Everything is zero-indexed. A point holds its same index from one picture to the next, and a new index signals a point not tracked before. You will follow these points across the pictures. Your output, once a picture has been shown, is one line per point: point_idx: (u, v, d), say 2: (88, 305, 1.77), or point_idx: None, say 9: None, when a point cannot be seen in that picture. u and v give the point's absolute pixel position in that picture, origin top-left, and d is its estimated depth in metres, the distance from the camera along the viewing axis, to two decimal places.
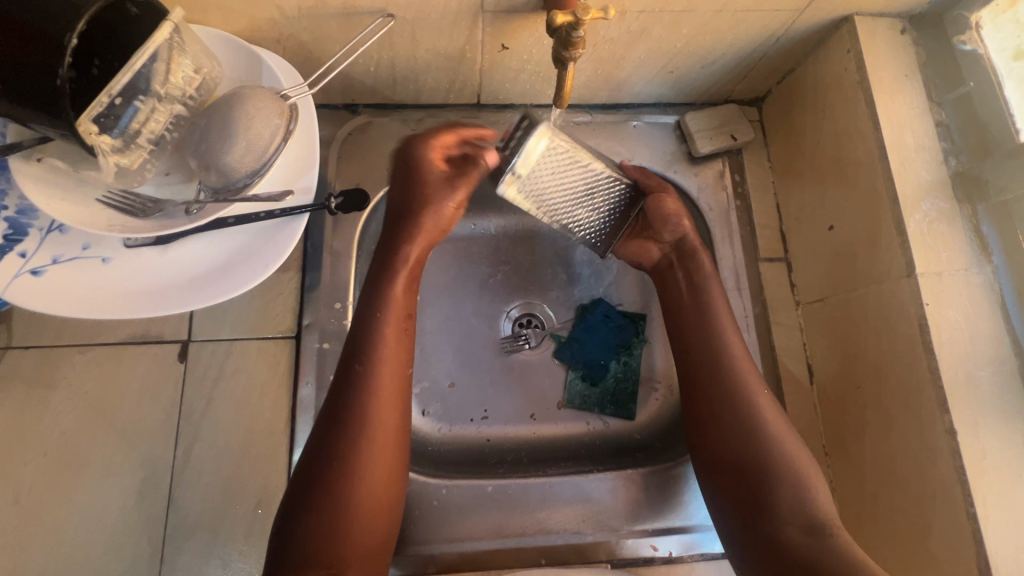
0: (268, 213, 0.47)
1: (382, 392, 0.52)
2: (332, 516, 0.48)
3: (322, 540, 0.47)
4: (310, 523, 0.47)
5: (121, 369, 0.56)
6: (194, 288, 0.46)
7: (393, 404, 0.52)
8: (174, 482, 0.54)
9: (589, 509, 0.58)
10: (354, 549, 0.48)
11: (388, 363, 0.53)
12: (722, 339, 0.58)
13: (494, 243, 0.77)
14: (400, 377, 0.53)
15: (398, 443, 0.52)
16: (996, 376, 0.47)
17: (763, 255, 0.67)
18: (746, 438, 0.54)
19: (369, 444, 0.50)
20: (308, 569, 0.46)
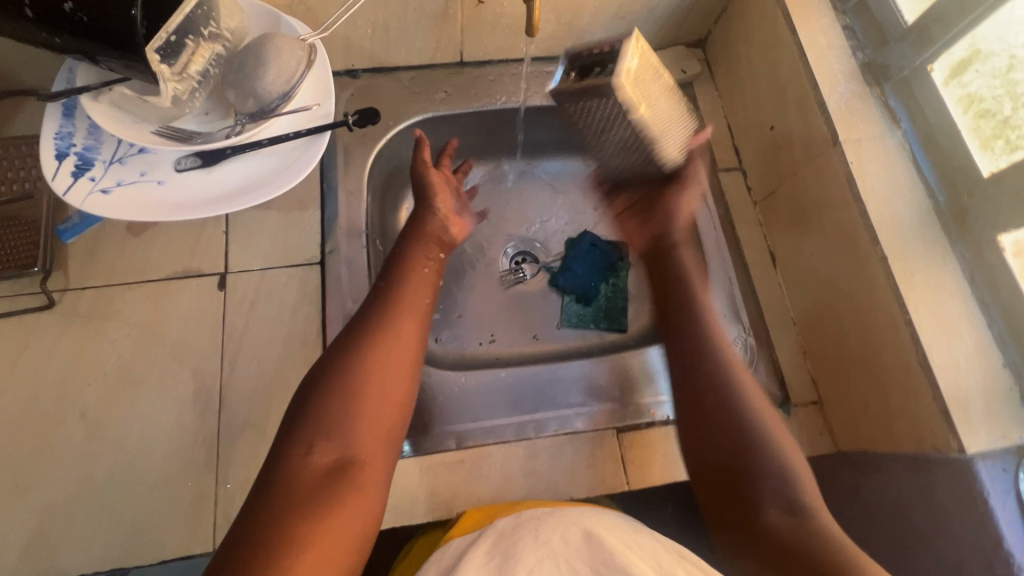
0: (296, 133, 0.56)
1: (407, 302, 0.59)
2: (347, 402, 0.50)
3: (338, 418, 0.50)
4: (336, 402, 0.50)
5: (168, 300, 0.64)
6: (238, 197, 0.55)
7: (415, 313, 0.59)
8: (223, 389, 0.61)
9: (592, 386, 0.65)
10: (365, 440, 0.50)
11: (411, 285, 0.61)
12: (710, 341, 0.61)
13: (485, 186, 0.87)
14: (424, 300, 0.61)
15: (413, 352, 0.56)
16: (915, 213, 0.57)
17: (721, 167, 0.77)
18: (727, 437, 0.55)
19: (390, 345, 0.54)
20: (320, 446, 0.48)
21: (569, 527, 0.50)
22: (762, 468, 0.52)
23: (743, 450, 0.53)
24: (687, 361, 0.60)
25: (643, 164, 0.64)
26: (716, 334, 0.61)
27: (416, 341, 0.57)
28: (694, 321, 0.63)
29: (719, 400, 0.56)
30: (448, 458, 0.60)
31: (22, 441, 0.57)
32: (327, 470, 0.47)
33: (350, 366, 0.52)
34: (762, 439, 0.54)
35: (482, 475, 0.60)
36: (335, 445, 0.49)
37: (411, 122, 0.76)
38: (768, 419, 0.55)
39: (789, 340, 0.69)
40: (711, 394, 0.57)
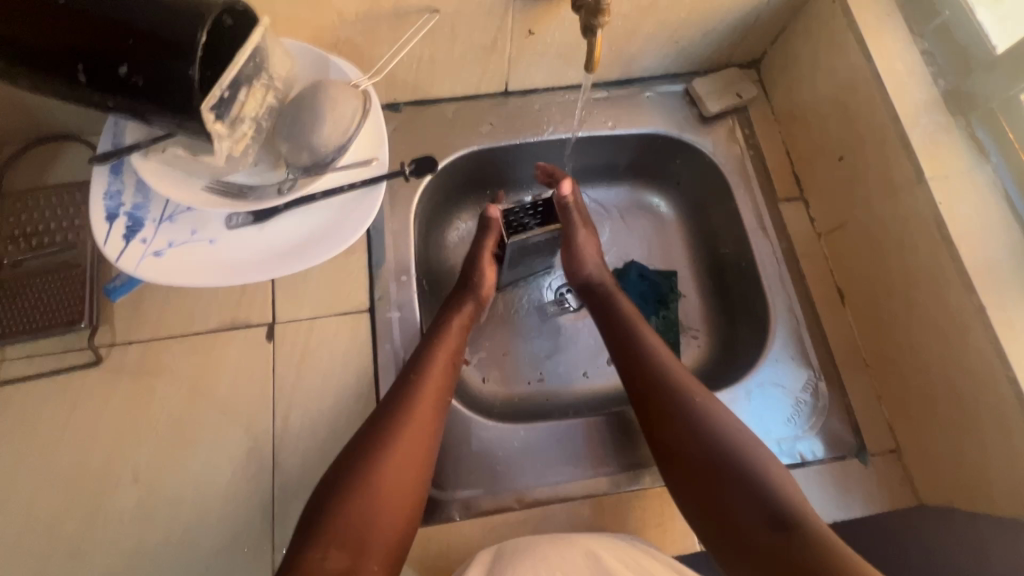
0: (351, 185, 0.53)
1: (430, 394, 0.58)
2: (360, 498, 0.51)
3: (354, 523, 0.50)
4: (351, 504, 0.50)
5: (216, 353, 0.62)
6: (293, 255, 0.52)
7: (433, 409, 0.57)
8: (276, 447, 0.59)
9: None
10: (381, 540, 0.50)
11: (433, 375, 0.59)
12: (673, 377, 0.60)
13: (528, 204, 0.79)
14: (444, 386, 0.59)
15: (430, 448, 0.56)
16: (1013, 256, 0.53)
17: (780, 196, 0.73)
18: (705, 470, 0.53)
19: (408, 437, 0.54)
20: (332, 552, 0.48)
21: (570, 547, 0.51)
22: (747, 503, 0.51)
23: (720, 484, 0.52)
24: (654, 415, 0.58)
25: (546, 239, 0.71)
26: (684, 394, 0.58)
27: (435, 436, 0.56)
28: (653, 363, 0.61)
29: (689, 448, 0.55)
30: (514, 516, 0.58)
31: (75, 506, 0.55)
32: (340, 573, 0.47)
33: (367, 468, 0.52)
34: (741, 475, 0.52)
35: (548, 535, 0.57)
36: (346, 549, 0.48)
37: (455, 156, 0.73)
38: (747, 449, 0.54)
39: (862, 382, 0.65)
40: (682, 432, 0.56)
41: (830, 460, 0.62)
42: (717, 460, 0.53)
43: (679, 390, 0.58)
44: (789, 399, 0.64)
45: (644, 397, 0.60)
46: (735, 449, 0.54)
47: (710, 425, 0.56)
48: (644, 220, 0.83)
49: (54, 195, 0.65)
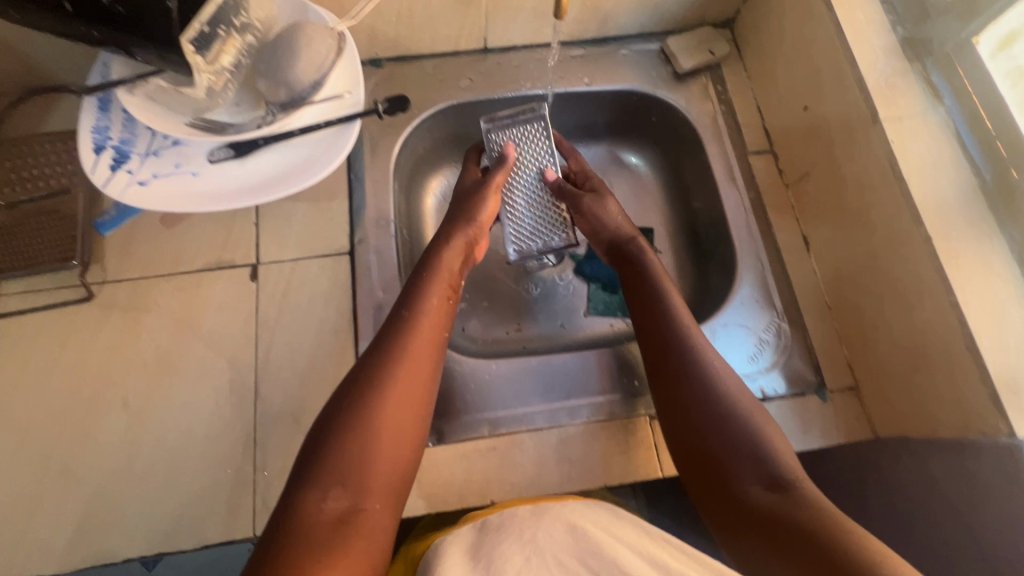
0: (328, 122, 0.56)
1: (429, 339, 0.57)
2: (358, 436, 0.50)
3: (350, 464, 0.49)
4: (348, 441, 0.49)
5: (202, 291, 0.65)
6: (272, 187, 0.55)
7: (430, 353, 0.57)
8: (259, 378, 0.62)
9: (621, 371, 0.65)
10: (378, 481, 0.49)
11: (428, 316, 0.58)
12: (682, 325, 0.59)
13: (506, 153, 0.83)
14: (439, 331, 0.59)
15: (428, 392, 0.55)
16: (960, 192, 0.55)
17: (751, 150, 0.75)
18: (707, 419, 0.54)
19: (407, 379, 0.54)
20: (332, 493, 0.47)
21: (549, 521, 0.50)
22: (752, 458, 0.51)
23: (723, 433, 0.53)
24: (659, 369, 0.58)
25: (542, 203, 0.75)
26: (692, 342, 0.58)
27: (432, 383, 0.56)
28: (665, 308, 0.61)
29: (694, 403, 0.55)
30: (484, 443, 0.61)
31: (66, 431, 0.58)
32: (337, 514, 0.46)
33: (365, 407, 0.51)
34: (745, 424, 0.53)
35: (515, 462, 0.60)
36: (346, 490, 0.48)
37: (435, 110, 0.76)
38: (747, 409, 0.54)
39: (824, 324, 0.67)
40: (688, 380, 0.56)
41: (790, 395, 0.65)
42: (717, 412, 0.54)
43: (688, 338, 0.58)
44: (752, 339, 0.67)
45: (654, 346, 0.60)
46: (737, 401, 0.54)
47: (713, 373, 0.56)
48: (622, 177, 0.85)
49: (47, 143, 0.68)
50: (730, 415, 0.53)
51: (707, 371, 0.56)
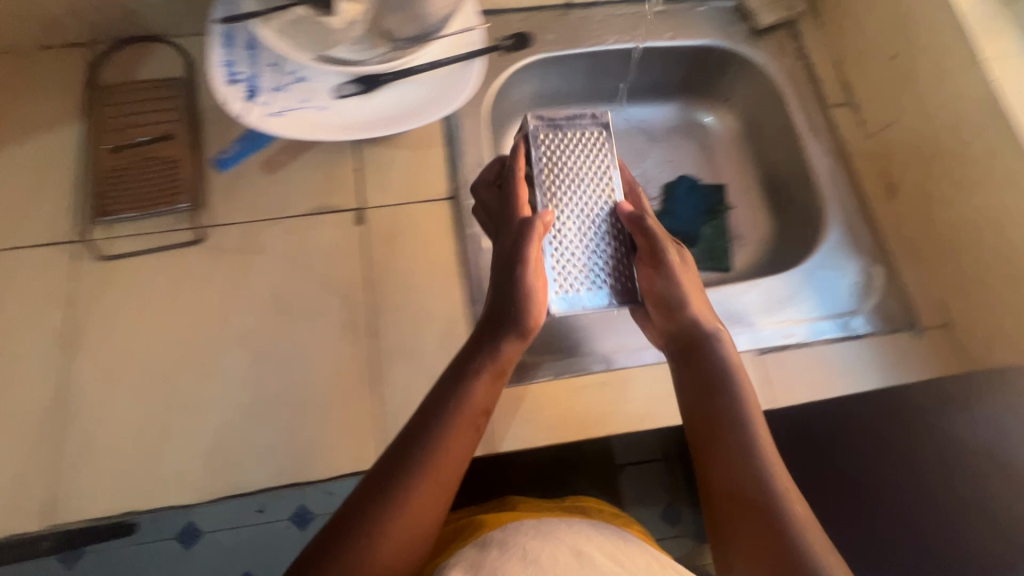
0: (451, 59, 0.57)
1: (462, 432, 0.49)
2: (370, 538, 0.44)
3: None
4: (387, 520, 0.45)
5: (310, 234, 0.65)
6: (397, 120, 0.56)
7: (468, 438, 0.49)
8: (373, 318, 0.62)
9: (721, 311, 0.67)
10: None
11: (474, 396, 0.50)
12: (745, 416, 0.52)
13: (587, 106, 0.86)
14: (482, 409, 0.51)
15: (453, 489, 0.48)
16: None
17: (831, 102, 0.77)
18: (738, 498, 0.48)
19: (431, 479, 0.47)
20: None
21: (558, 542, 0.43)
22: (778, 531, 0.45)
23: (763, 548, 0.45)
24: (706, 438, 0.52)
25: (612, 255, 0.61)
26: (754, 443, 0.50)
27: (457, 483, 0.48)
28: (727, 394, 0.53)
29: (732, 472, 0.49)
30: (597, 379, 0.62)
31: (187, 368, 0.59)
32: None
33: (380, 509, 0.45)
34: (791, 540, 0.44)
35: (629, 396, 0.61)
36: None
37: (523, 64, 0.77)
38: (800, 518, 0.46)
39: (914, 266, 0.69)
40: (736, 466, 0.49)
41: (886, 333, 0.66)
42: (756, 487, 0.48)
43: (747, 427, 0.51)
44: (843, 284, 0.69)
45: (706, 431, 0.52)
46: (784, 502, 0.47)
47: (770, 476, 0.48)
48: (694, 137, 0.89)
49: (141, 92, 0.69)
50: (783, 527, 0.45)
51: (750, 448, 0.50)
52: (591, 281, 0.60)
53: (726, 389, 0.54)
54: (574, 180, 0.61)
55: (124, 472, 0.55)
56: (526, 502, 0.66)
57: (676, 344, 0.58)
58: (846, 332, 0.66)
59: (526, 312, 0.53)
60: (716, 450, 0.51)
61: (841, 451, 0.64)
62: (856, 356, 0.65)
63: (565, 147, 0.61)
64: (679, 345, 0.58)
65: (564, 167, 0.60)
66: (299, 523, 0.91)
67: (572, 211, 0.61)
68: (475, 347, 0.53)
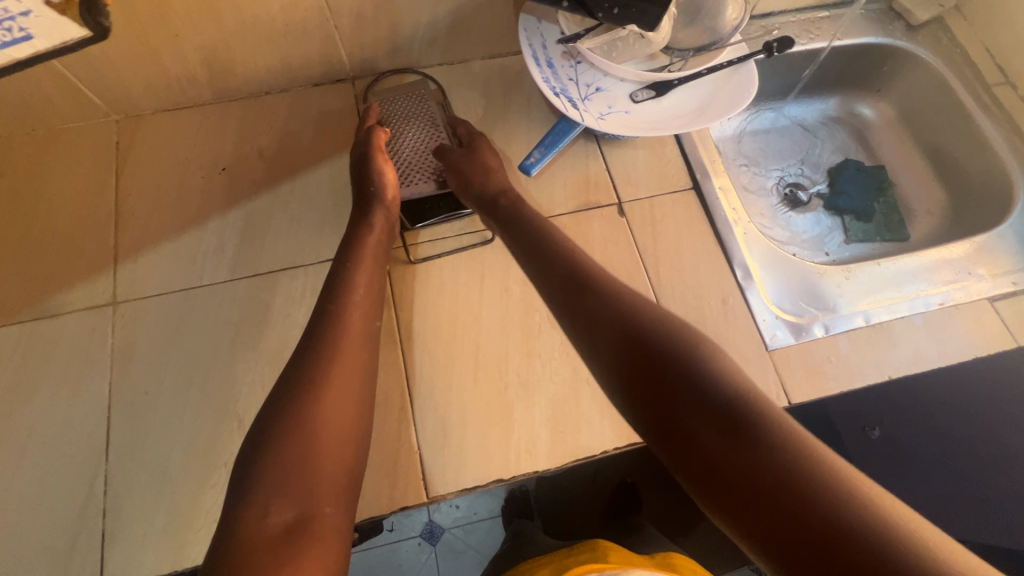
0: (729, 62, 0.66)
1: (351, 335, 0.56)
2: (302, 445, 0.48)
3: (299, 466, 0.47)
4: (288, 448, 0.47)
5: (583, 228, 0.74)
6: (692, 117, 0.64)
7: (355, 374, 0.54)
8: (656, 297, 0.71)
9: (952, 267, 0.74)
10: (322, 483, 0.48)
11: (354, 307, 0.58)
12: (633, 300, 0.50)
13: (759, 103, 0.97)
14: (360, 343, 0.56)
15: (356, 413, 0.53)
16: None
17: (990, 83, 0.88)
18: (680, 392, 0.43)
19: (331, 398, 0.51)
20: (275, 503, 0.45)
21: None
22: (699, 409, 0.41)
23: (702, 402, 0.41)
24: (630, 360, 0.46)
25: (418, 163, 0.73)
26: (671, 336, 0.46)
27: (358, 408, 0.53)
28: (614, 291, 0.51)
29: (664, 395, 0.43)
30: (864, 329, 0.69)
31: (511, 349, 0.67)
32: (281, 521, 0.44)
33: (308, 413, 0.49)
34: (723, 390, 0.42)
35: (893, 342, 0.69)
36: (290, 497, 0.46)
37: None
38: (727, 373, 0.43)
39: None
40: (651, 352, 0.45)
41: None
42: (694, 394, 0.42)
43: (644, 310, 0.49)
44: None
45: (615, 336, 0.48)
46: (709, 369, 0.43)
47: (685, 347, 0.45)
48: (854, 126, 0.99)
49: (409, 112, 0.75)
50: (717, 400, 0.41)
51: (701, 359, 0.44)
52: (417, 177, 0.72)
53: (659, 318, 0.48)
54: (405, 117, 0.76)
55: (484, 445, 0.62)
56: (618, 550, 0.63)
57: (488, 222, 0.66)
58: None
59: (564, 242, 0.59)
60: (652, 378, 0.44)
61: (907, 420, 0.67)
62: None
63: (393, 97, 0.77)
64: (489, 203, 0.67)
65: (394, 107, 0.76)
66: (433, 546, 0.76)
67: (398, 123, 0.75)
68: (571, 303, 0.53)
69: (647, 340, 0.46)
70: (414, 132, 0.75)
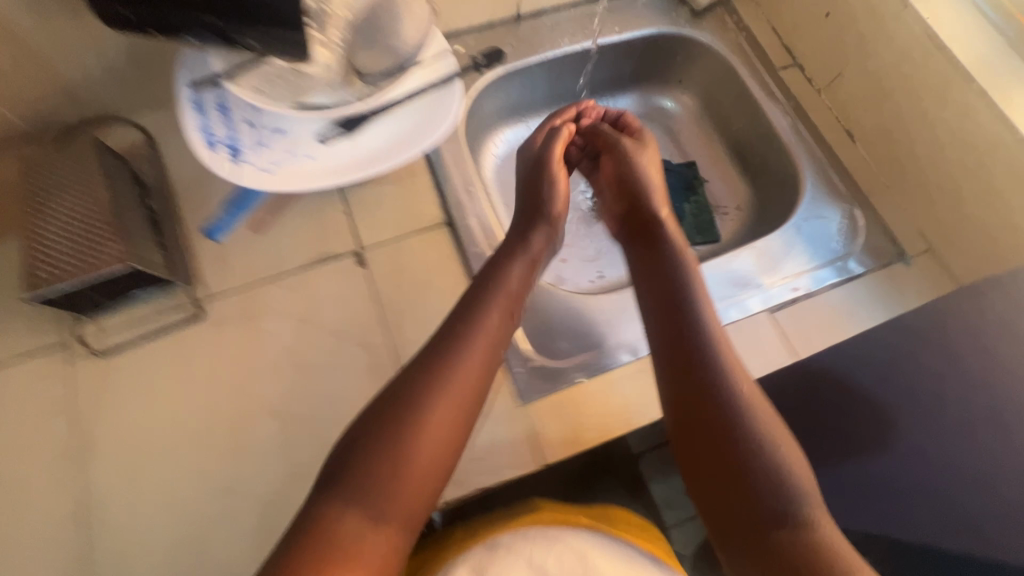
0: (429, 85, 0.57)
1: (490, 328, 0.53)
2: (385, 461, 0.44)
3: (391, 477, 0.44)
4: (378, 456, 0.44)
5: (313, 285, 0.64)
6: (388, 156, 0.55)
7: (471, 377, 0.49)
8: (396, 358, 0.61)
9: (731, 281, 0.69)
10: (393, 517, 0.44)
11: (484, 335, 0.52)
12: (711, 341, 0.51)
13: (554, 107, 0.88)
14: (486, 362, 0.51)
15: (460, 425, 0.48)
16: (994, 49, 0.62)
17: (778, 66, 0.82)
18: (743, 433, 0.45)
19: (473, 363, 0.50)
20: (351, 511, 0.43)
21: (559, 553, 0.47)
22: (753, 506, 0.43)
23: (762, 474, 0.43)
24: (707, 437, 0.46)
25: (84, 234, 0.54)
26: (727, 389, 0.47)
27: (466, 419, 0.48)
28: (691, 314, 0.53)
29: (766, 474, 0.43)
30: (629, 366, 0.62)
31: (220, 446, 0.57)
32: (355, 536, 0.42)
33: (403, 406, 0.46)
34: (781, 459, 0.44)
35: None
36: (341, 553, 0.41)
37: (487, 81, 0.78)
38: (785, 450, 0.44)
39: (888, 200, 0.74)
40: (719, 394, 0.47)
41: (879, 268, 0.70)
42: (775, 493, 0.43)
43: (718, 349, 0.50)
44: (831, 229, 0.72)
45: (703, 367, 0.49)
46: (778, 441, 0.45)
47: (753, 413, 0.46)
48: (660, 122, 0.92)
49: (61, 171, 0.57)
50: (777, 470, 0.43)
51: (774, 472, 0.43)
52: (89, 255, 0.54)
53: (734, 380, 0.48)
54: (63, 185, 0.57)
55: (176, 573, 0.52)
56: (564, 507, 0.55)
57: (626, 224, 0.66)
58: (848, 274, 0.69)
59: (690, 271, 0.57)
60: (721, 459, 0.45)
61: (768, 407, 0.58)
62: (860, 296, 0.68)
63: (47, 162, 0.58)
64: (631, 208, 0.66)
65: (50, 174, 0.57)
66: None
67: (59, 195, 0.56)
68: (665, 313, 0.54)
69: (710, 412, 0.47)
70: (73, 201, 0.56)
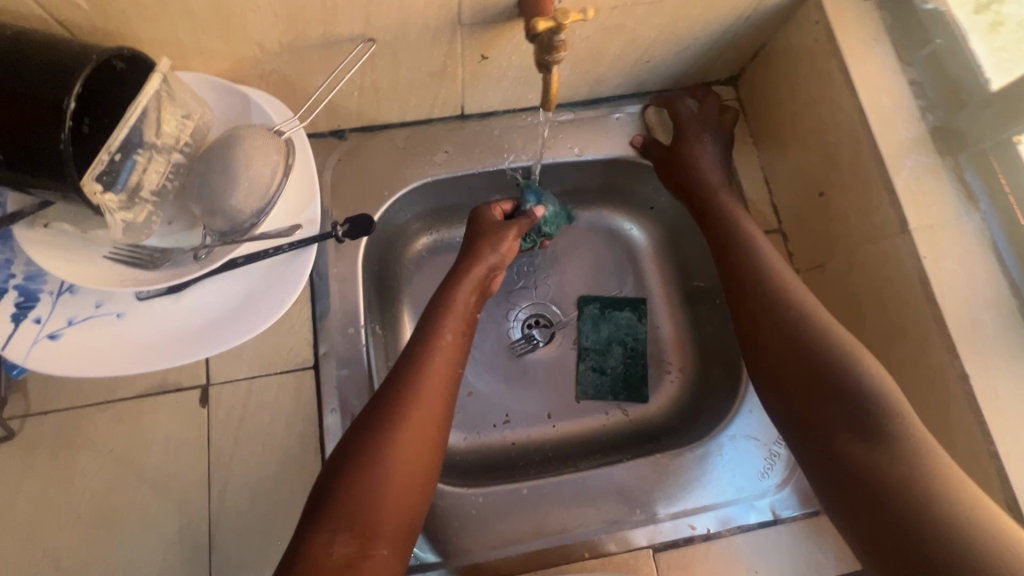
0: (276, 248, 0.48)
1: (446, 351, 0.55)
2: (373, 463, 0.47)
3: (361, 502, 0.45)
4: (352, 476, 0.46)
5: (143, 421, 0.56)
6: (213, 331, 0.47)
7: (438, 388, 0.53)
8: (213, 527, 0.54)
9: (624, 498, 0.60)
10: (388, 522, 0.46)
11: (440, 353, 0.55)
12: (806, 314, 0.53)
13: None
14: (450, 369, 0.54)
15: (438, 440, 0.51)
16: (998, 317, 0.49)
17: (758, 229, 0.68)
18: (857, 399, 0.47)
19: (420, 402, 0.51)
20: (341, 535, 0.43)
21: None
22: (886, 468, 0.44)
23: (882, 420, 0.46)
24: (795, 379, 0.50)
25: None
26: (858, 368, 0.48)
27: (443, 422, 0.52)
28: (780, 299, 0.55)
29: (829, 399, 0.48)
30: None
31: None
32: (344, 560, 0.42)
33: (396, 417, 0.49)
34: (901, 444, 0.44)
35: None
36: (356, 534, 0.44)
37: (408, 189, 0.67)
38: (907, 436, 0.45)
39: None
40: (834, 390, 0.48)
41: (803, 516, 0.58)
42: (860, 408, 0.47)
43: (818, 326, 0.52)
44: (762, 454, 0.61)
45: (779, 344, 0.52)
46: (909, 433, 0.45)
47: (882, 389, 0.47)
48: (617, 248, 0.78)
49: None
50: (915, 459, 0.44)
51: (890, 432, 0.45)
52: None
53: (823, 332, 0.51)
54: None
55: None
56: None
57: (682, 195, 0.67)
58: (765, 517, 0.58)
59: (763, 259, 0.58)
60: (822, 407, 0.48)
61: None
62: (770, 546, 0.58)
63: None
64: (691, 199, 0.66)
65: None
66: None
67: None
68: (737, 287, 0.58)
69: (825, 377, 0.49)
70: None
